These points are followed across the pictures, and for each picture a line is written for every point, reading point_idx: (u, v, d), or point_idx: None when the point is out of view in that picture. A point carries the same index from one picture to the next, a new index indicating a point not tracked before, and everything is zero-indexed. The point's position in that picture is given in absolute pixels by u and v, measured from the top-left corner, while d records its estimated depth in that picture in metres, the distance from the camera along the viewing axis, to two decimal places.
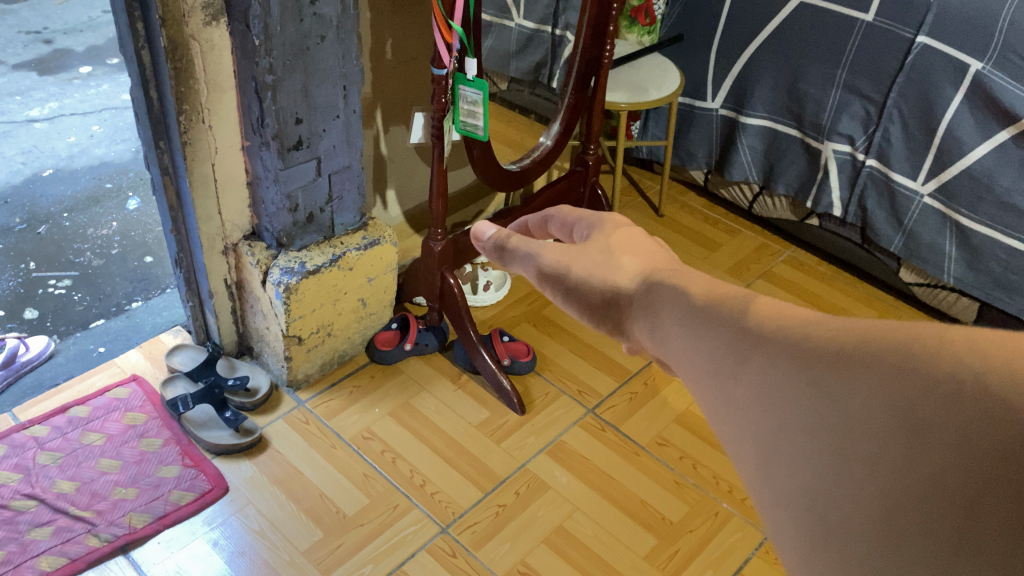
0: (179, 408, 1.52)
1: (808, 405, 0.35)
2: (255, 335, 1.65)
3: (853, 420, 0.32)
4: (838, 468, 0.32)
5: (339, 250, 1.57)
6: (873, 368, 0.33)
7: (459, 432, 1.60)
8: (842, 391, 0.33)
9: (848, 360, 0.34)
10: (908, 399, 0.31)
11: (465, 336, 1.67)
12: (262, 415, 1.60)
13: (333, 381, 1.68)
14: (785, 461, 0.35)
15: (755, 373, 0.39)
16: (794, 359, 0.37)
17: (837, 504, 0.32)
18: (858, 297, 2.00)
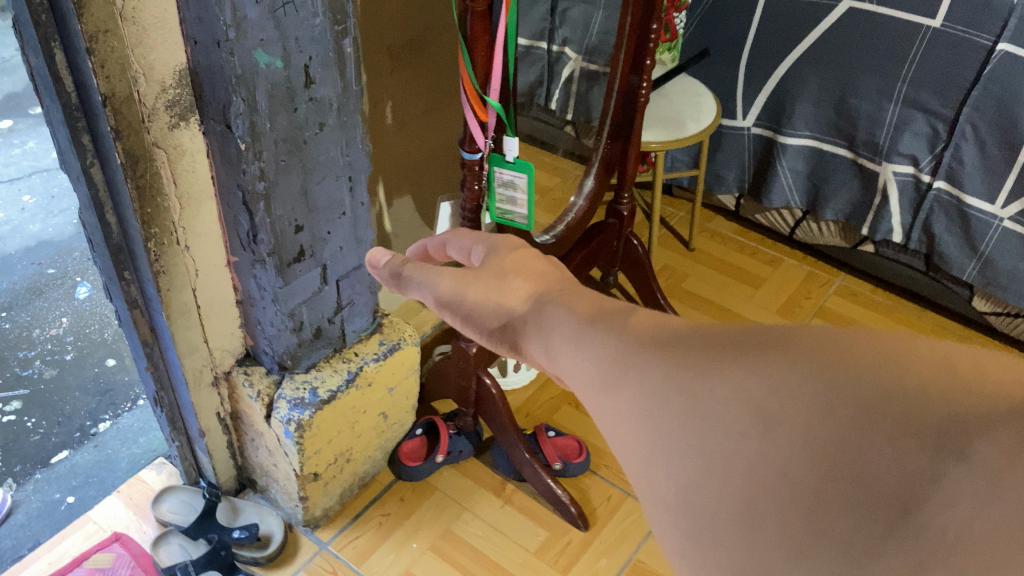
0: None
1: (678, 411, 0.36)
2: (258, 470, 1.37)
3: (716, 420, 0.34)
4: (702, 467, 0.33)
5: (355, 365, 1.29)
6: (735, 364, 0.35)
7: (516, 563, 1.34)
8: (699, 395, 0.36)
9: (713, 361, 0.36)
10: (757, 394, 0.33)
11: (509, 446, 1.40)
12: (281, 568, 1.32)
13: (357, 511, 1.41)
14: (658, 466, 0.36)
15: (624, 370, 0.41)
16: (668, 359, 0.39)
17: (701, 500, 0.33)
18: (925, 328, 1.80)
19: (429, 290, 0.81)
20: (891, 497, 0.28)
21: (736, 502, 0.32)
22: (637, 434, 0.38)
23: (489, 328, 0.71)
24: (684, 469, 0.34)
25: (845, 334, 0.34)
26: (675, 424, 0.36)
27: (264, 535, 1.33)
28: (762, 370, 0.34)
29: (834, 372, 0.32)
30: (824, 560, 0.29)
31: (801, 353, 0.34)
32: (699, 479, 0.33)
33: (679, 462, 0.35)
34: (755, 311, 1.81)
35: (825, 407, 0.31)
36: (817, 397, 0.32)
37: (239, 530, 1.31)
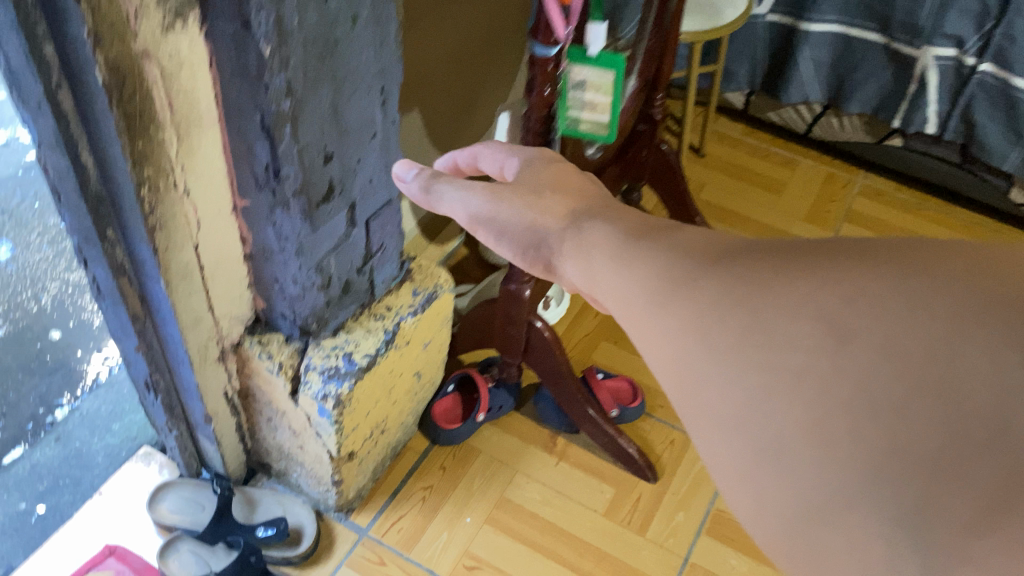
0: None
1: (735, 330, 0.38)
2: (276, 452, 1.15)
3: (781, 334, 0.36)
4: (766, 384, 0.35)
5: (390, 322, 1.07)
6: (799, 282, 0.37)
7: (586, 528, 1.19)
8: (768, 315, 0.37)
9: (776, 280, 0.38)
10: (834, 310, 0.35)
11: (563, 396, 1.22)
12: (317, 563, 1.13)
13: (394, 487, 1.22)
14: (730, 383, 0.37)
15: (671, 289, 0.43)
16: (727, 280, 0.40)
17: (766, 420, 0.35)
18: (958, 226, 1.69)
19: (457, 203, 0.69)
20: (986, 410, 0.30)
21: (811, 410, 0.33)
22: (699, 349, 0.39)
23: (514, 244, 0.64)
24: (764, 387, 0.35)
25: (930, 260, 0.35)
26: (738, 342, 0.37)
27: (294, 528, 1.13)
28: (835, 288, 0.36)
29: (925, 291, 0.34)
30: (907, 467, 0.30)
31: (881, 273, 0.36)
32: (771, 402, 0.35)
33: (752, 377, 0.36)
34: (783, 220, 1.66)
35: (902, 317, 0.33)
36: (896, 308, 0.34)
37: (263, 526, 1.11)
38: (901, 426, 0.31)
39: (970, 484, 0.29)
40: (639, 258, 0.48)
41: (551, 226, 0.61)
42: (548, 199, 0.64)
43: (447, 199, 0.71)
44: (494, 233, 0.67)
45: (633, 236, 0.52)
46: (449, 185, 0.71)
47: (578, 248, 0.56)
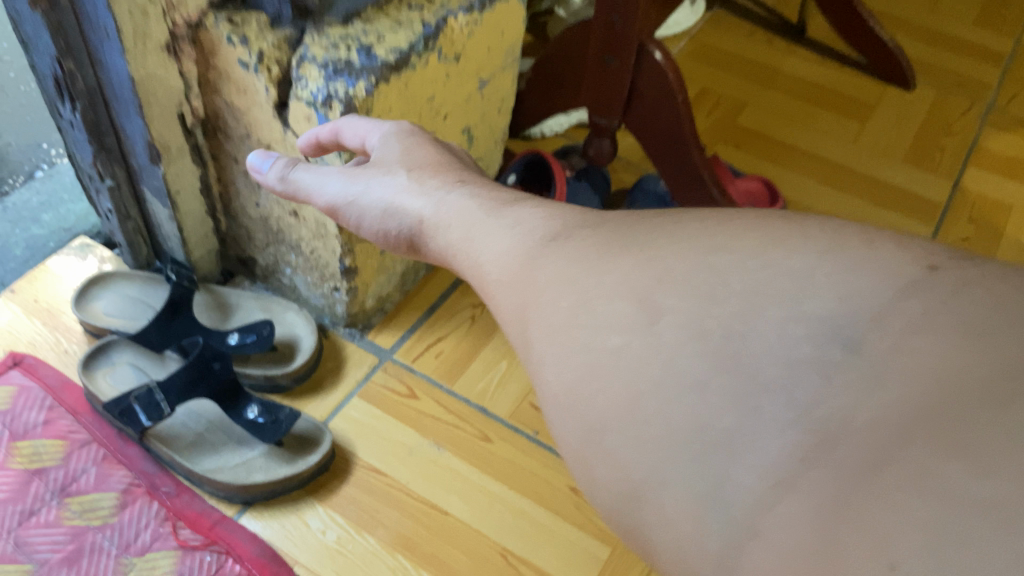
0: (144, 423, 0.68)
1: (566, 292, 0.32)
2: (260, 234, 0.79)
3: (598, 308, 0.30)
4: (581, 359, 0.29)
5: (432, 14, 0.69)
6: (631, 254, 0.31)
7: None
8: (596, 285, 0.31)
9: (615, 246, 0.32)
10: (656, 286, 0.29)
11: (681, 180, 0.84)
12: (318, 391, 0.77)
13: (431, 303, 0.85)
14: (556, 365, 0.30)
15: (520, 257, 0.36)
16: (576, 240, 0.34)
17: (588, 395, 0.28)
18: None
19: (331, 191, 0.52)
20: (801, 382, 0.24)
21: (610, 407, 0.28)
22: (531, 316, 0.33)
23: (391, 230, 0.48)
24: (580, 362, 0.29)
25: (765, 236, 0.29)
26: (563, 316, 0.31)
27: (284, 342, 0.77)
28: (655, 265, 0.30)
29: (746, 263, 0.28)
30: (697, 451, 0.24)
31: (695, 243, 0.30)
32: (581, 375, 0.29)
33: (573, 358, 0.30)
34: (947, 22, 1.25)
35: (723, 287, 0.28)
36: (715, 284, 0.28)
37: (240, 332, 0.74)
38: (690, 413, 0.25)
39: (760, 456, 0.23)
40: (512, 219, 0.39)
41: (446, 208, 0.45)
42: (441, 177, 0.47)
43: (311, 190, 0.54)
44: (370, 223, 0.50)
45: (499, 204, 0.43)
46: (321, 170, 0.53)
47: (458, 237, 0.42)
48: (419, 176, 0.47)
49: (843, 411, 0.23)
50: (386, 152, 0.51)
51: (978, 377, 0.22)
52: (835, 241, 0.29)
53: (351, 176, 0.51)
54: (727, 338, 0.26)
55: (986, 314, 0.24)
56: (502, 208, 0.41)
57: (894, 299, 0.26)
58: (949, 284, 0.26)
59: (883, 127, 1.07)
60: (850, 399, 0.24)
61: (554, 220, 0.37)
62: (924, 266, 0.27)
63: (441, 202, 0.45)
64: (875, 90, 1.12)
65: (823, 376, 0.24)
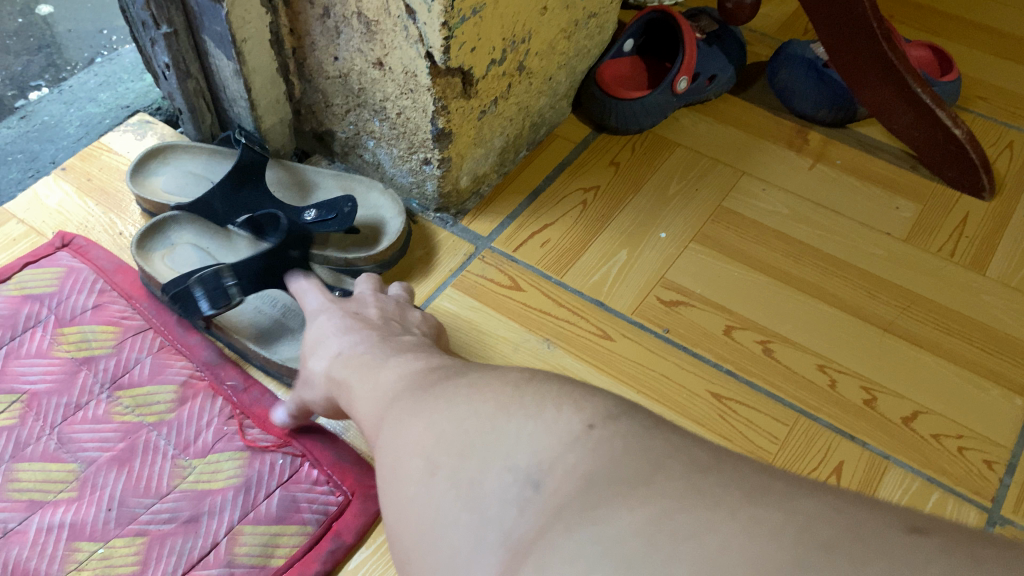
0: (206, 310, 0.57)
1: (407, 415, 0.32)
2: (339, 99, 0.68)
3: (415, 432, 0.30)
4: (393, 478, 0.30)
5: None
6: (464, 391, 0.31)
7: (874, 256, 0.67)
8: (426, 408, 0.31)
9: (459, 382, 0.32)
10: (452, 420, 0.29)
11: (842, 35, 0.69)
12: (410, 275, 0.66)
13: (534, 186, 0.73)
14: (381, 491, 0.31)
15: (389, 396, 0.36)
16: (451, 375, 0.35)
17: (396, 511, 0.29)
18: None
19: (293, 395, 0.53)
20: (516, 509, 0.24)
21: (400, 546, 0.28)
22: (381, 432, 0.33)
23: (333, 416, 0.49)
24: (392, 486, 0.30)
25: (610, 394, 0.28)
26: (385, 455, 0.31)
27: (366, 222, 0.66)
28: (462, 403, 0.30)
29: (489, 421, 0.28)
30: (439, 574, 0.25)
31: (504, 386, 0.30)
32: (390, 497, 0.29)
33: (388, 481, 0.30)
34: None
35: (502, 421, 0.27)
36: (480, 423, 0.28)
37: (318, 209, 0.64)
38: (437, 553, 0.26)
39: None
40: (391, 367, 0.40)
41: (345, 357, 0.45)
42: (351, 336, 0.47)
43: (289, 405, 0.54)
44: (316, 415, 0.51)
45: (392, 356, 0.42)
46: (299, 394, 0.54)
47: (344, 389, 0.42)
48: (328, 337, 0.49)
49: (527, 537, 0.23)
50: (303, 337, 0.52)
51: (590, 506, 0.22)
52: (556, 391, 0.28)
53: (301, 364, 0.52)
54: (469, 473, 0.26)
55: (622, 457, 0.23)
56: (370, 365, 0.42)
57: (566, 448, 0.25)
58: (604, 438, 0.25)
59: None
60: (532, 523, 0.23)
61: (429, 369, 0.37)
62: (586, 422, 0.26)
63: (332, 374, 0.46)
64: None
65: (519, 510, 0.24)
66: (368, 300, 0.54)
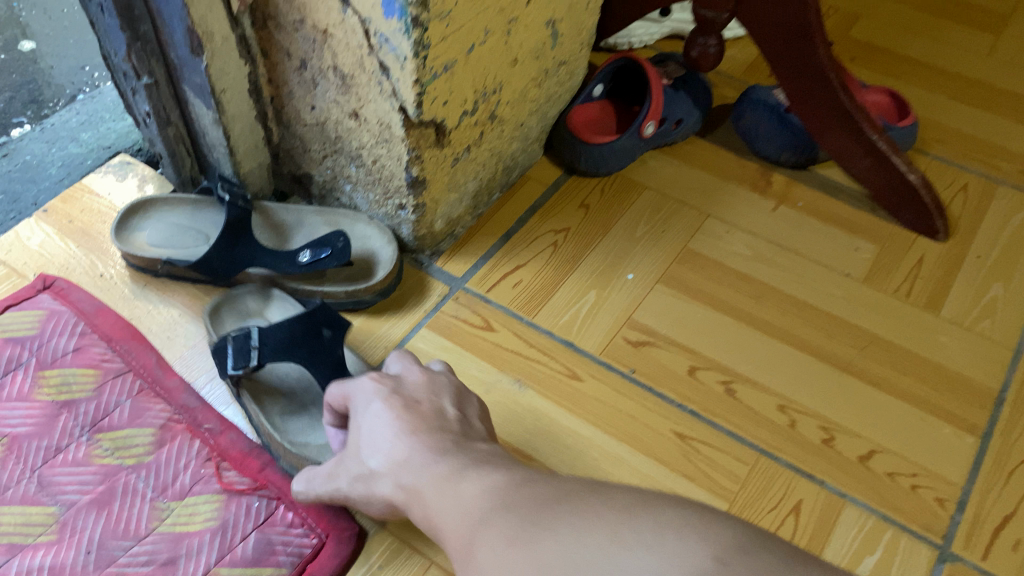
0: (229, 369, 0.58)
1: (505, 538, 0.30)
2: (316, 145, 0.70)
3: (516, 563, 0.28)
4: None
5: None
6: (560, 518, 0.29)
7: (834, 297, 0.70)
8: (529, 534, 0.30)
9: (558, 503, 0.31)
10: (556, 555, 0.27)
11: (800, 84, 0.72)
12: (387, 314, 0.68)
13: (506, 227, 0.75)
14: None
15: (478, 515, 0.34)
16: (543, 489, 0.33)
17: None
18: None
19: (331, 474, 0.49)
20: None
21: None
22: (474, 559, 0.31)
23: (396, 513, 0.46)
24: None
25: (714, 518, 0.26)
26: None
27: (357, 254, 0.68)
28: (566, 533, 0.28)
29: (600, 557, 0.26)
30: None
31: (612, 514, 0.28)
32: None
33: None
34: None
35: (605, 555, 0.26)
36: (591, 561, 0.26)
37: (312, 248, 0.66)
38: None
39: None
40: (476, 479, 0.38)
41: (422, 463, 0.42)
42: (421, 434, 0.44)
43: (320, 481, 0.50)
44: (373, 510, 0.47)
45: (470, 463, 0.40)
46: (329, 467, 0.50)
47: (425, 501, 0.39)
48: (389, 432, 0.45)
49: None
50: (354, 426, 0.48)
51: None
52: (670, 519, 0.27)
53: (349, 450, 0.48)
54: None
55: None
56: (452, 476, 0.39)
57: None
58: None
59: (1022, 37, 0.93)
60: None
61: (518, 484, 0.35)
62: (713, 557, 0.24)
63: (404, 481, 0.42)
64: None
65: None
66: (411, 378, 0.51)
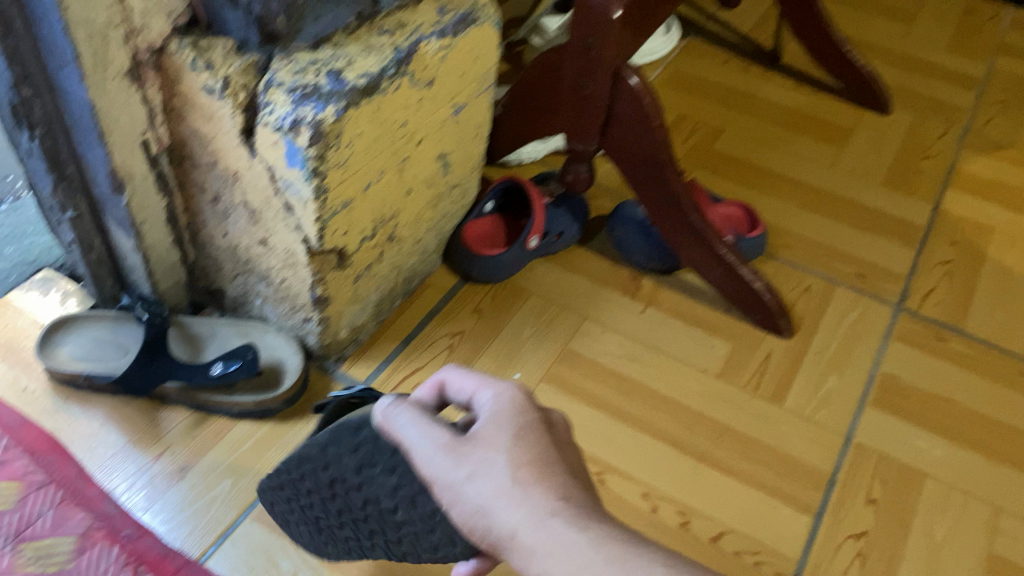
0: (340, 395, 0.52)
1: None
2: (229, 265, 0.77)
3: None
4: None
5: (404, 39, 0.68)
6: None
7: (694, 391, 0.80)
8: None
9: None
10: None
11: (660, 205, 0.82)
12: (294, 421, 0.75)
13: (405, 332, 0.83)
14: None
15: None
16: None
17: None
18: None
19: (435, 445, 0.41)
20: None
21: None
22: None
23: (488, 544, 0.40)
24: None
25: None
26: None
27: (265, 364, 0.75)
28: None
29: None
30: None
31: None
32: None
33: None
34: (921, 48, 1.28)
35: None
36: None
37: (223, 361, 0.72)
38: None
39: None
40: None
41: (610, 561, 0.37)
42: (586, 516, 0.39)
43: (423, 452, 0.41)
44: (462, 518, 0.41)
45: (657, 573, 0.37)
46: (429, 431, 0.42)
47: None
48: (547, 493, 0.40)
49: None
50: (496, 433, 0.42)
51: None
52: None
53: (480, 455, 0.41)
54: None
55: None
56: None
57: None
58: None
59: (861, 150, 1.07)
60: None
61: None
62: None
63: (556, 546, 0.38)
64: (850, 114, 1.12)
65: None
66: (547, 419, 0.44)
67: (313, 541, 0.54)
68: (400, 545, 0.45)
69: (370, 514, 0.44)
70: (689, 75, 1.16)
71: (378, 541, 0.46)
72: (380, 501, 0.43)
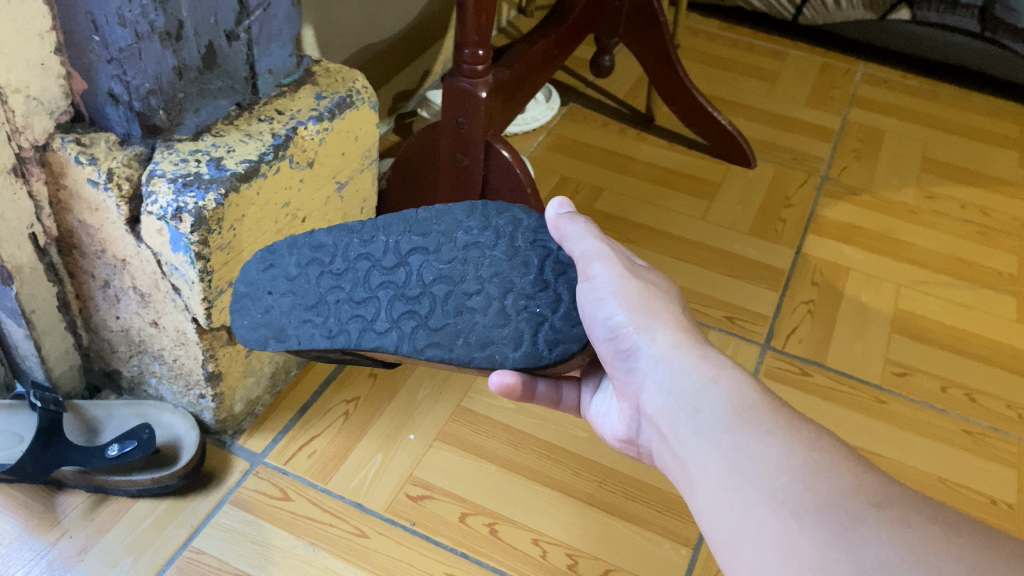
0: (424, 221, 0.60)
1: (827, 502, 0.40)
2: (122, 347, 0.79)
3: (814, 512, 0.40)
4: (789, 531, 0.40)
5: (282, 125, 0.73)
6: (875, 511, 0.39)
7: (579, 438, 0.85)
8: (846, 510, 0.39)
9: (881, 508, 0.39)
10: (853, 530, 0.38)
11: None
12: (191, 496, 0.77)
13: (302, 401, 0.87)
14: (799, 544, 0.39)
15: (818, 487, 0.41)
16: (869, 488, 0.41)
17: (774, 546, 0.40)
18: (967, 107, 1.48)
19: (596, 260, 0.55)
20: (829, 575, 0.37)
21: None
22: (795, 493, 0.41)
23: (607, 343, 0.53)
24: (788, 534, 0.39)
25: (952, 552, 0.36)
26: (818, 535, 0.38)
27: (162, 441, 0.77)
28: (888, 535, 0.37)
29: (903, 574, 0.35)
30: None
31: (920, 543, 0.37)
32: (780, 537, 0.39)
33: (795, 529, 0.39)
34: (782, 106, 1.39)
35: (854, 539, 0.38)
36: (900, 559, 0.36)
37: (119, 441, 0.74)
38: None
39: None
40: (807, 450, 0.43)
41: (730, 380, 0.48)
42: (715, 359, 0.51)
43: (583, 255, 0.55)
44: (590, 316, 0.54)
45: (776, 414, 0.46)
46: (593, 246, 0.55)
47: (738, 415, 0.46)
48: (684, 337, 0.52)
49: None
50: (653, 291, 0.55)
51: None
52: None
53: (629, 280, 0.54)
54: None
55: None
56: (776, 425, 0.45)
57: None
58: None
59: (728, 203, 1.16)
60: None
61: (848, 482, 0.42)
62: None
63: (680, 362, 0.50)
64: (719, 169, 1.22)
65: None
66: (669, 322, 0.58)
67: (276, 317, 0.55)
68: (438, 330, 0.53)
69: (438, 288, 0.54)
70: (570, 140, 1.24)
71: (407, 321, 0.54)
72: (463, 282, 0.54)
